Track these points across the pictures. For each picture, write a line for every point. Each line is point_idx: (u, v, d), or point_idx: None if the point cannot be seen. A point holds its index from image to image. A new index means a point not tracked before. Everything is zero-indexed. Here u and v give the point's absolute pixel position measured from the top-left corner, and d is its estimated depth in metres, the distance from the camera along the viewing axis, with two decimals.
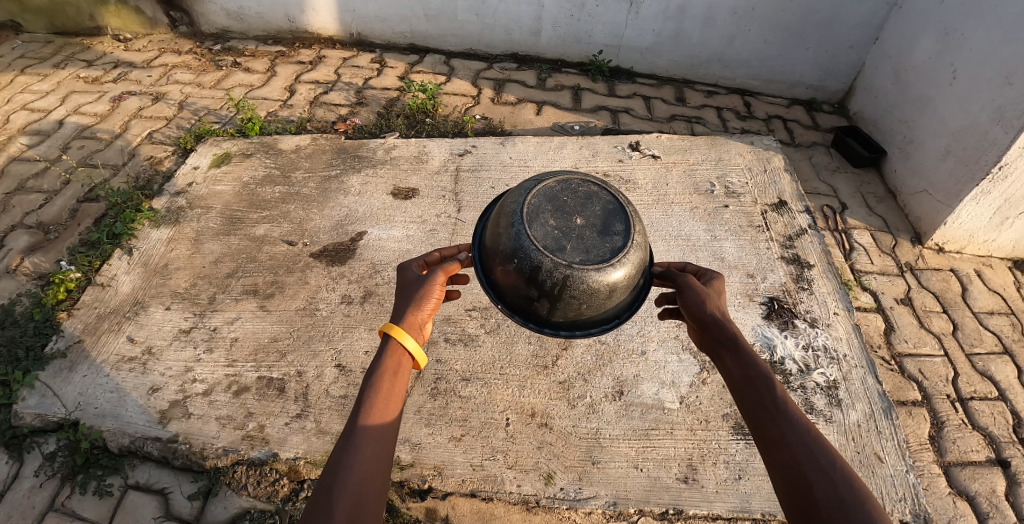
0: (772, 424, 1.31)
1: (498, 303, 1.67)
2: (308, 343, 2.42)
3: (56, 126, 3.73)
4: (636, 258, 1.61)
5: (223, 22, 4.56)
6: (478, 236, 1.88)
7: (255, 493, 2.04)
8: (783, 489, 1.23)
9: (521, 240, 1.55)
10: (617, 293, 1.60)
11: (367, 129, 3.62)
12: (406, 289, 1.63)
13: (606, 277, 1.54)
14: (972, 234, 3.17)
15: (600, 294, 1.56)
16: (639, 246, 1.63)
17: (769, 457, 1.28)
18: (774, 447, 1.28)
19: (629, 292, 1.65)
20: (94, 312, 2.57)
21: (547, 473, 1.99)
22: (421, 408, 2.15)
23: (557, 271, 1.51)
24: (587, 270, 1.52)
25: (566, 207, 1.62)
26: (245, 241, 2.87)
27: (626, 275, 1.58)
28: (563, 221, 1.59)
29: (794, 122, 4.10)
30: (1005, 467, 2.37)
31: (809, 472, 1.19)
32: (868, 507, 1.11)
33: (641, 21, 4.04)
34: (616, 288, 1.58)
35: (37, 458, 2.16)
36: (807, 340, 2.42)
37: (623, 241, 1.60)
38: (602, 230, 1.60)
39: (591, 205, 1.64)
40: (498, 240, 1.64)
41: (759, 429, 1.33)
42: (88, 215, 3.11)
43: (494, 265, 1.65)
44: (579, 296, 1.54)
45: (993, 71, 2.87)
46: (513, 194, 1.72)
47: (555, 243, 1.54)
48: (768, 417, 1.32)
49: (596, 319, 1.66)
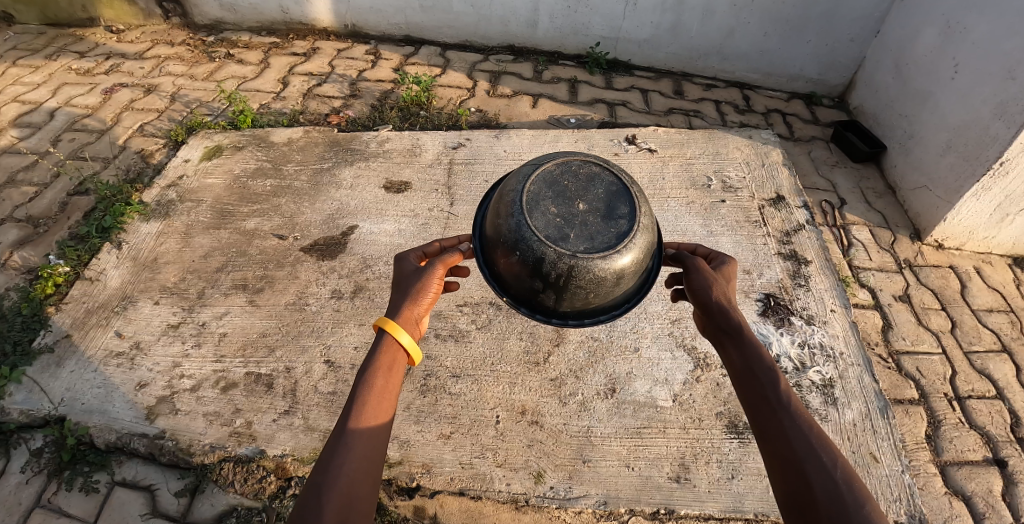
0: (772, 417, 1.29)
1: (502, 295, 1.64)
2: (296, 339, 2.38)
3: (47, 118, 3.69)
4: (642, 245, 1.57)
5: (216, 13, 4.51)
6: (478, 225, 1.83)
7: (242, 490, 2.01)
8: (780, 485, 1.22)
9: (523, 232, 1.51)
10: (623, 280, 1.57)
11: (361, 122, 3.57)
12: (404, 281, 1.60)
13: (609, 264, 1.50)
14: (972, 231, 3.13)
15: (606, 279, 1.53)
16: (646, 229, 1.58)
17: (767, 450, 1.28)
18: (773, 441, 1.27)
19: (637, 278, 1.62)
20: (82, 306, 2.54)
21: (536, 472, 1.96)
22: (411, 405, 2.13)
23: (561, 263, 1.47)
24: (591, 260, 1.48)
25: (567, 192, 1.57)
26: (235, 234, 2.84)
27: (633, 261, 1.54)
28: (564, 208, 1.54)
29: (793, 115, 4.04)
30: (1001, 466, 2.35)
31: (810, 469, 1.18)
32: (868, 509, 1.11)
33: (639, 13, 3.98)
34: (622, 273, 1.54)
35: (24, 455, 2.14)
36: (803, 337, 2.38)
37: (628, 225, 1.55)
38: (605, 214, 1.55)
39: (595, 189, 1.58)
40: (497, 231, 1.61)
41: (759, 423, 1.31)
42: (79, 209, 3.08)
43: (497, 256, 1.61)
44: (583, 284, 1.51)
45: (996, 66, 2.82)
46: (511, 181, 1.66)
47: (557, 234, 1.50)
48: (770, 409, 1.31)
49: (605, 306, 1.62)
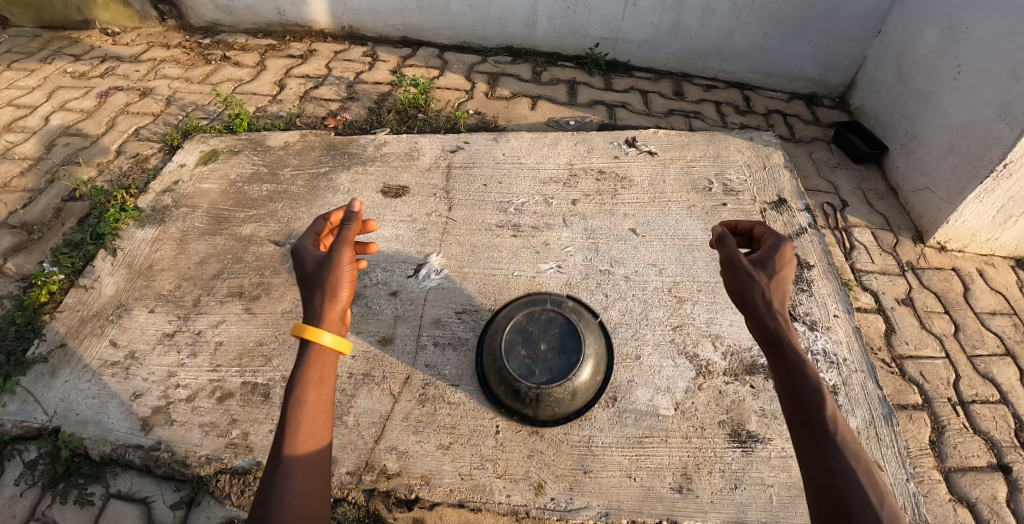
0: (814, 440, 1.20)
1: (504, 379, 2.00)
2: (293, 347, 2.35)
3: (41, 122, 3.66)
4: (591, 355, 2.04)
5: (212, 14, 4.48)
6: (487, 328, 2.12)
7: (239, 502, 1.98)
8: (815, 500, 1.14)
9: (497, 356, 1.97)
10: (580, 395, 2.03)
11: (358, 125, 3.54)
12: (312, 278, 1.51)
13: (564, 391, 1.97)
14: (974, 232, 3.10)
15: (565, 405, 2.02)
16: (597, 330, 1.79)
17: (806, 469, 1.19)
18: (813, 460, 1.18)
19: (592, 377, 2.05)
20: (77, 314, 2.51)
21: (537, 483, 1.93)
22: (409, 415, 2.11)
23: (530, 391, 1.97)
24: (551, 390, 1.96)
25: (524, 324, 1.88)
26: (231, 241, 2.80)
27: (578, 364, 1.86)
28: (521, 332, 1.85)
29: (794, 116, 4.01)
30: (1006, 472, 2.32)
31: (848, 490, 1.10)
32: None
33: (638, 13, 3.94)
34: (577, 394, 2.02)
35: (18, 466, 2.12)
36: (806, 344, 2.35)
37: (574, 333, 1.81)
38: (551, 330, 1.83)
39: (551, 328, 2.02)
40: (485, 376, 2.14)
41: (801, 441, 1.23)
42: (73, 215, 3.05)
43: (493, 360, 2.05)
44: (549, 407, 2.01)
45: (999, 66, 2.78)
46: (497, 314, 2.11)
47: (526, 370, 1.97)
48: (813, 429, 1.22)
49: (575, 413, 2.08)
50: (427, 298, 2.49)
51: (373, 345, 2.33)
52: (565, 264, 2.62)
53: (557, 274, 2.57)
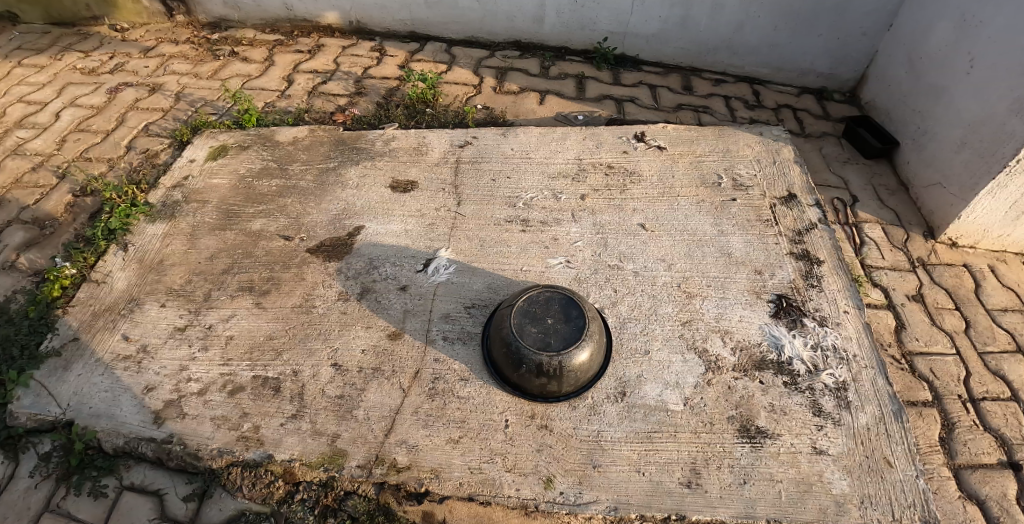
0: None
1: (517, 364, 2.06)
2: (304, 342, 2.37)
3: (52, 118, 3.68)
4: (595, 323, 2.16)
5: (220, 10, 4.49)
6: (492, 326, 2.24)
7: (250, 495, 2.03)
8: None
9: (511, 338, 2.07)
10: (594, 358, 2.12)
11: (366, 121, 3.54)
12: None
13: (581, 357, 2.05)
14: (986, 228, 3.08)
15: (583, 370, 2.09)
16: (591, 309, 2.20)
17: None
18: None
19: (600, 340, 2.16)
20: (89, 309, 2.53)
21: (546, 477, 1.94)
22: (419, 409, 2.12)
23: (553, 362, 2.02)
24: (572, 353, 2.03)
25: (534, 302, 2.15)
26: (241, 236, 2.82)
27: (584, 334, 2.08)
28: (532, 305, 2.14)
29: (804, 111, 3.98)
30: (1017, 470, 2.30)
31: None
32: None
33: (646, 7, 3.92)
34: (591, 359, 2.10)
35: (33, 459, 2.16)
36: (815, 339, 2.33)
37: (573, 309, 2.13)
38: (557, 304, 2.14)
39: (552, 304, 2.14)
40: (497, 362, 2.18)
41: None
42: (85, 211, 3.08)
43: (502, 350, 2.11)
44: (571, 374, 2.06)
45: (1013, 61, 2.74)
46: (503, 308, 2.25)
47: (543, 343, 2.04)
48: None
49: (592, 377, 2.17)
50: (436, 293, 2.49)
51: (383, 339, 2.35)
52: (573, 259, 2.61)
53: (566, 269, 2.57)
